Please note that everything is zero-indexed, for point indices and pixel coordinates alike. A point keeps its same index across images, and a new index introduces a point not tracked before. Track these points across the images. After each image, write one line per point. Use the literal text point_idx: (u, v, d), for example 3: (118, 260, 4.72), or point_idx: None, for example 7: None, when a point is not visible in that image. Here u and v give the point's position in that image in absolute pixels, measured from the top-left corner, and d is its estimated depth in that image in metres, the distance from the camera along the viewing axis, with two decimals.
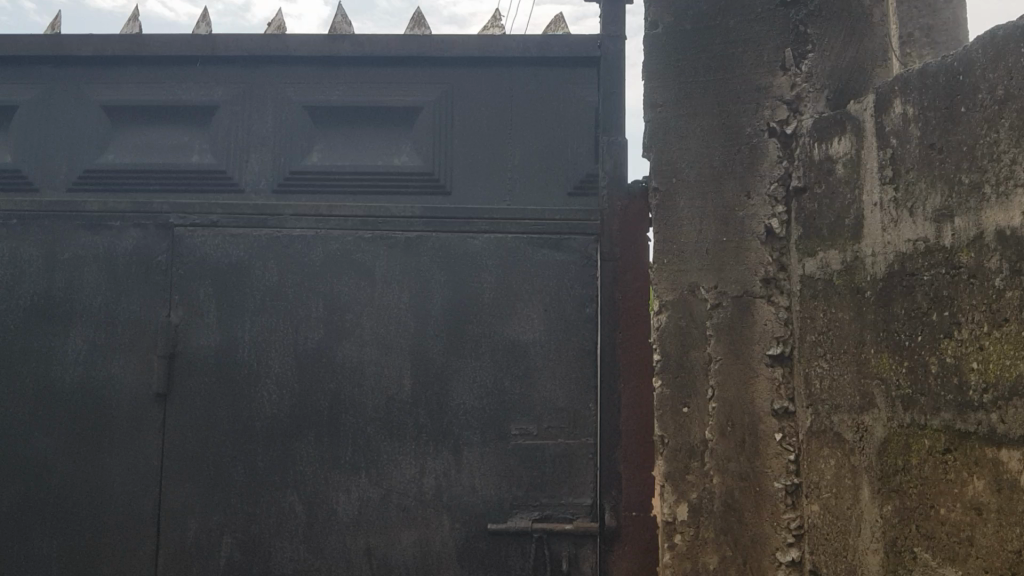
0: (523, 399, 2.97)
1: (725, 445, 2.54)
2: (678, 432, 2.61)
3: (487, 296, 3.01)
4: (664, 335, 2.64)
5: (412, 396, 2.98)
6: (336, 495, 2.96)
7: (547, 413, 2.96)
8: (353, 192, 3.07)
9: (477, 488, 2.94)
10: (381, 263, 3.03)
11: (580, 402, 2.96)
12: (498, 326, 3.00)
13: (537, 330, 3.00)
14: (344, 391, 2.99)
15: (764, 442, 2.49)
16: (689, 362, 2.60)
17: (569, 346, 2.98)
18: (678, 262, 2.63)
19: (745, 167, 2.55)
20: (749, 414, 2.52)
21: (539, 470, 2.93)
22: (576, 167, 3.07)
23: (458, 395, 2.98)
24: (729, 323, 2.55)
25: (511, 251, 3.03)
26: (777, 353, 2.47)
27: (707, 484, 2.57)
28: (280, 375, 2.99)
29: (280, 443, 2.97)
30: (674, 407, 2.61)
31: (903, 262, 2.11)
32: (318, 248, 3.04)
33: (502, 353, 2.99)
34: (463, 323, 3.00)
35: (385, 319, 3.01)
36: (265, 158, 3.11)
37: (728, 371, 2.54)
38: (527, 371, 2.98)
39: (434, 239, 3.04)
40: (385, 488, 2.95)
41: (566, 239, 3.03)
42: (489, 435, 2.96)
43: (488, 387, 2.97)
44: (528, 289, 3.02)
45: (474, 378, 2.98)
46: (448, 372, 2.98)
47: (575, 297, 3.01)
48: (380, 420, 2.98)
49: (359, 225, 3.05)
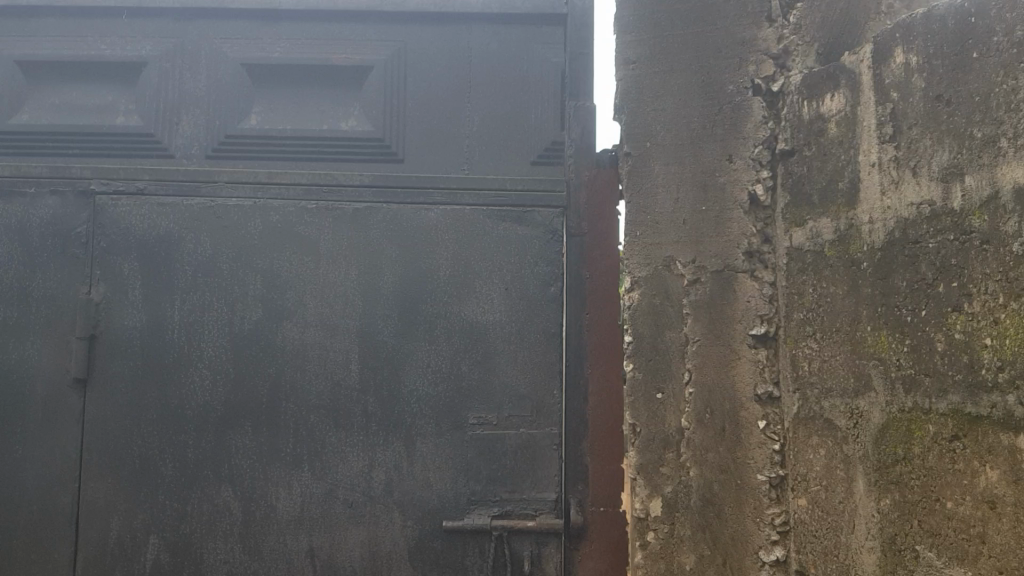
0: (481, 385, 2.72)
1: (703, 434, 2.31)
2: (651, 420, 2.39)
3: (443, 273, 2.76)
4: (636, 315, 2.42)
5: (360, 382, 2.72)
6: (275, 492, 2.69)
7: (508, 401, 2.72)
8: (297, 158, 2.80)
9: (431, 483, 2.69)
10: (327, 237, 2.76)
11: (545, 389, 2.72)
12: (455, 306, 2.75)
13: (499, 310, 2.76)
14: (284, 377, 2.71)
15: (747, 430, 2.25)
16: (664, 343, 2.38)
17: (532, 328, 2.75)
18: (652, 234, 2.41)
19: (726, 129, 2.32)
20: (730, 400, 2.28)
21: (498, 463, 2.69)
22: (541, 133, 2.84)
23: (410, 381, 2.72)
24: (709, 300, 2.32)
25: (469, 225, 2.79)
26: (762, 333, 2.23)
27: (684, 476, 2.34)
28: (214, 359, 2.71)
29: (214, 434, 2.69)
30: (646, 394, 2.40)
31: (905, 229, 1.89)
32: (256, 220, 2.76)
33: (460, 335, 2.74)
34: (416, 302, 2.75)
35: (331, 298, 2.74)
36: (199, 121, 2.83)
37: (707, 353, 2.31)
38: (487, 355, 2.74)
39: (384, 210, 2.78)
40: (330, 482, 2.69)
41: (529, 212, 2.80)
42: (445, 425, 2.71)
43: (444, 372, 2.72)
44: (487, 265, 2.77)
45: (428, 362, 2.73)
46: (401, 355, 2.73)
47: (538, 275, 2.78)
48: (325, 409, 2.71)
49: (301, 194, 2.78)
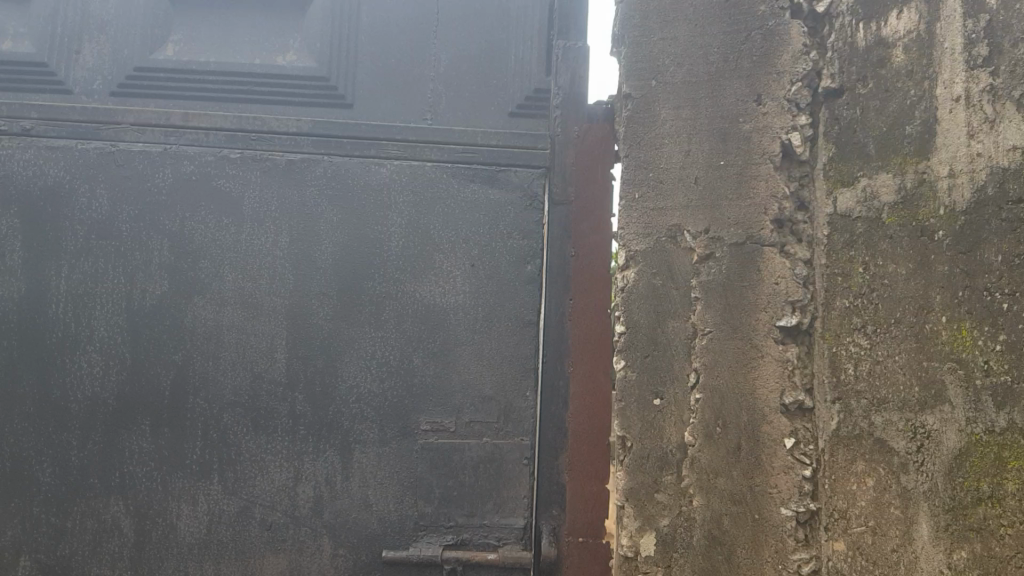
0: (436, 383, 2.22)
1: (712, 453, 1.77)
2: (645, 432, 1.85)
3: (394, 244, 2.24)
4: (630, 300, 1.89)
5: (287, 375, 2.21)
6: (177, 508, 2.19)
7: (468, 404, 2.21)
8: (221, 98, 2.30)
9: (370, 502, 2.19)
10: (252, 194, 2.24)
11: (514, 390, 2.22)
12: (407, 284, 2.24)
13: (461, 291, 2.24)
14: (192, 364, 2.20)
15: (769, 450, 1.73)
16: (665, 336, 1.85)
17: (503, 315, 2.25)
18: (655, 197, 1.88)
19: (754, 61, 1.81)
20: (748, 411, 1.75)
21: (454, 481, 2.19)
22: (522, 78, 2.33)
23: (349, 373, 2.21)
24: (725, 281, 1.79)
25: (429, 185, 2.26)
26: (791, 324, 1.71)
27: (684, 507, 1.80)
28: (106, 341, 2.20)
29: (103, 434, 2.19)
30: (641, 399, 1.86)
31: (1005, 186, 1.48)
32: (166, 171, 2.25)
33: (413, 320, 2.23)
34: (360, 278, 2.23)
35: (255, 270, 2.22)
36: (103, 49, 2.33)
37: (721, 350, 1.78)
38: (445, 346, 2.23)
39: (325, 162, 2.26)
40: (244, 498, 2.19)
41: (503, 172, 2.29)
42: (393, 431, 2.20)
43: (392, 366, 2.22)
44: (449, 236, 2.26)
45: (373, 353, 2.22)
46: (338, 342, 2.22)
47: (512, 251, 2.26)
48: (242, 407, 2.20)
49: (223, 139, 2.26)
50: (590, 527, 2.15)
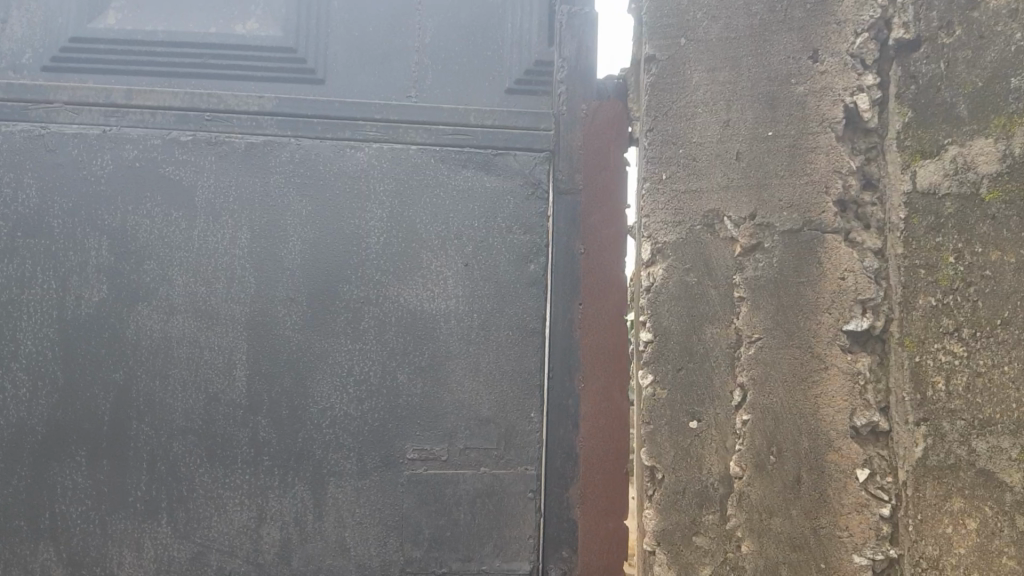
0: (424, 404, 1.89)
1: (765, 488, 1.45)
2: (679, 462, 1.52)
3: (374, 241, 1.91)
4: (659, 302, 1.56)
5: (247, 396, 1.87)
6: (120, 555, 1.84)
7: (463, 428, 1.89)
8: (172, 72, 1.96)
9: (348, 545, 1.86)
10: (207, 184, 1.91)
11: (516, 412, 1.91)
12: (389, 288, 1.91)
13: (454, 296, 1.92)
14: (136, 384, 1.86)
15: (837, 484, 1.41)
16: (701, 345, 1.52)
17: (502, 323, 1.92)
18: (688, 177, 1.55)
19: (807, 10, 1.49)
20: (809, 435, 1.43)
21: (448, 519, 1.87)
22: (520, 49, 2.01)
23: (322, 393, 1.88)
24: (776, 278, 1.47)
25: (415, 172, 1.93)
26: (861, 328, 1.41)
27: (730, 554, 1.47)
28: (35, 358, 1.85)
29: (30, 468, 1.84)
30: (674, 422, 1.53)
31: None
32: (105, 156, 1.91)
33: (398, 330, 1.90)
34: (334, 281, 1.90)
35: (210, 272, 1.89)
36: (34, 17, 1.98)
37: (774, 361, 1.46)
38: (436, 360, 1.90)
39: (292, 144, 1.93)
40: (199, 542, 1.85)
41: (501, 156, 1.96)
42: (374, 461, 1.88)
43: (373, 384, 1.89)
44: (438, 232, 1.92)
45: (350, 369, 1.89)
46: (308, 355, 1.88)
47: (512, 248, 1.94)
48: (195, 435, 1.86)
49: (172, 120, 1.93)
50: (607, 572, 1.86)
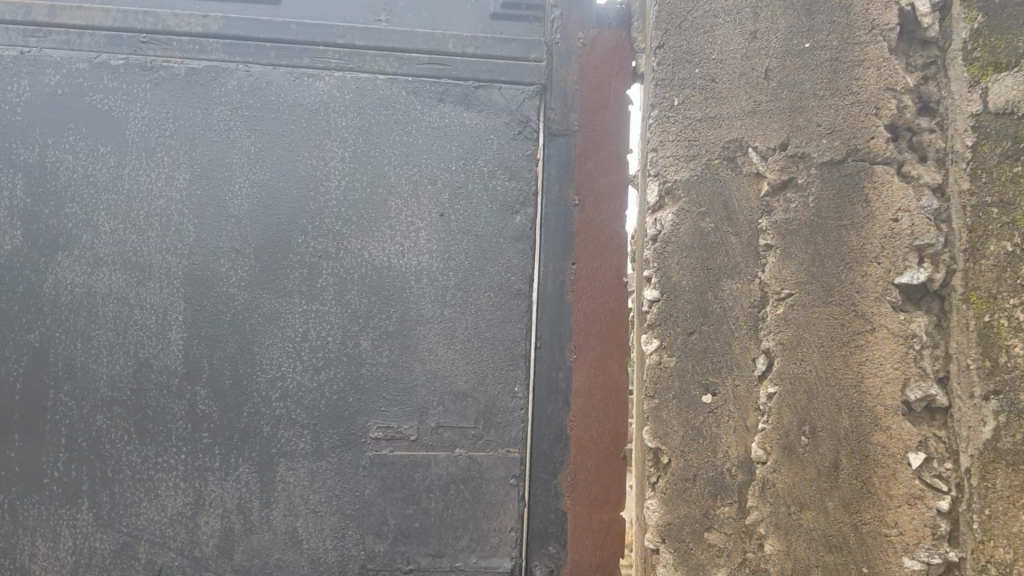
0: (390, 374, 1.63)
1: (794, 476, 1.20)
2: (689, 443, 1.26)
3: (334, 185, 1.64)
4: (668, 253, 1.29)
5: (185, 362, 1.61)
6: (33, 546, 1.58)
7: (435, 403, 1.63)
8: None
9: (300, 538, 1.60)
10: (140, 115, 1.64)
11: (497, 386, 1.64)
12: (351, 240, 1.64)
13: (426, 251, 1.65)
14: (54, 347, 1.59)
15: (884, 471, 1.16)
16: (718, 304, 1.26)
17: (482, 282, 1.65)
18: (706, 100, 1.29)
19: None
20: (850, 412, 1.18)
21: (418, 508, 1.61)
22: None
23: (272, 360, 1.62)
24: (812, 222, 1.21)
25: (382, 106, 1.67)
26: (916, 281, 1.16)
27: (750, 554, 1.23)
28: None
29: None
30: (684, 396, 1.27)
31: None
32: (22, 82, 1.63)
33: (360, 288, 1.63)
34: (286, 231, 1.63)
35: (141, 218, 1.62)
36: None
37: (808, 323, 1.20)
38: (404, 324, 1.64)
39: (240, 71, 1.66)
40: (127, 532, 1.59)
41: (483, 90, 1.69)
42: (332, 440, 1.61)
43: (331, 351, 1.62)
44: (409, 175, 1.66)
45: (304, 334, 1.62)
46: (256, 317, 1.62)
47: (495, 197, 1.67)
48: (123, 407, 1.59)
49: (102, 41, 1.65)
50: (601, 570, 1.64)
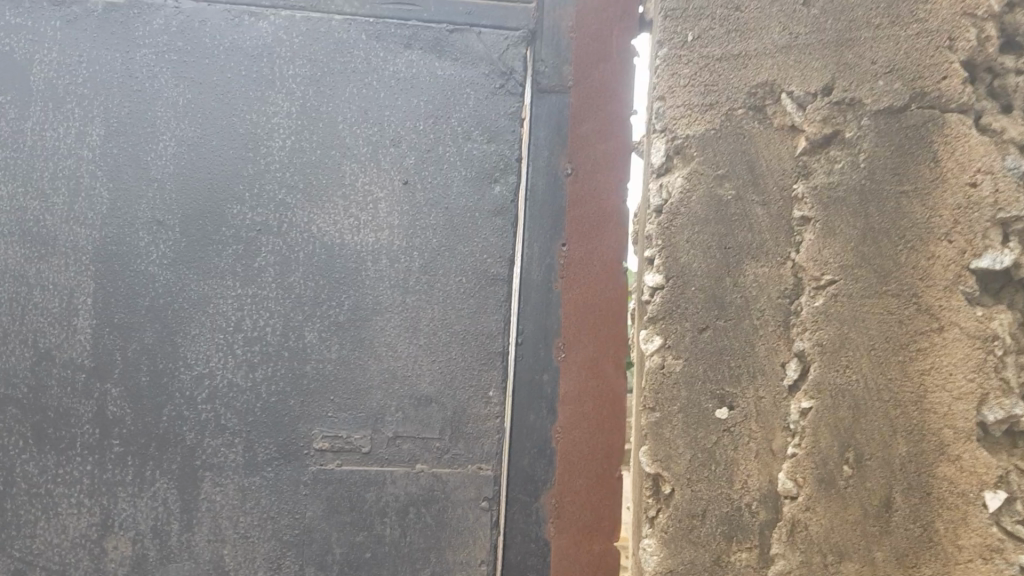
0: (340, 373, 1.36)
1: (833, 517, 0.93)
2: (697, 470, 1.00)
3: (279, 145, 1.36)
4: (677, 226, 1.02)
5: (93, 355, 1.34)
6: None
7: (393, 409, 1.36)
8: None
9: (227, 568, 1.34)
10: (47, 58, 1.36)
11: (468, 390, 1.37)
12: (296, 212, 1.36)
13: (386, 226, 1.37)
14: None
15: (951, 513, 0.90)
16: (738, 292, 0.99)
17: (452, 264, 1.38)
18: (729, 32, 1.01)
19: None
20: (909, 436, 0.91)
21: (368, 535, 1.36)
22: None
23: (198, 354, 1.35)
24: (864, 190, 0.94)
25: (338, 51, 1.38)
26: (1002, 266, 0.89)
27: None
28: None
29: None
30: (693, 409, 1.00)
31: None
32: None
33: (306, 269, 1.36)
34: (218, 199, 1.35)
35: (45, 182, 1.35)
36: None
37: (856, 320, 0.94)
38: (357, 315, 1.36)
39: (168, 6, 1.37)
40: (21, 556, 1.33)
41: (460, 35, 1.41)
42: (268, 451, 1.35)
43: (270, 344, 1.35)
44: (367, 134, 1.37)
45: (238, 323, 1.35)
46: (181, 301, 1.35)
47: (470, 163, 1.40)
48: (17, 407, 1.33)
49: None
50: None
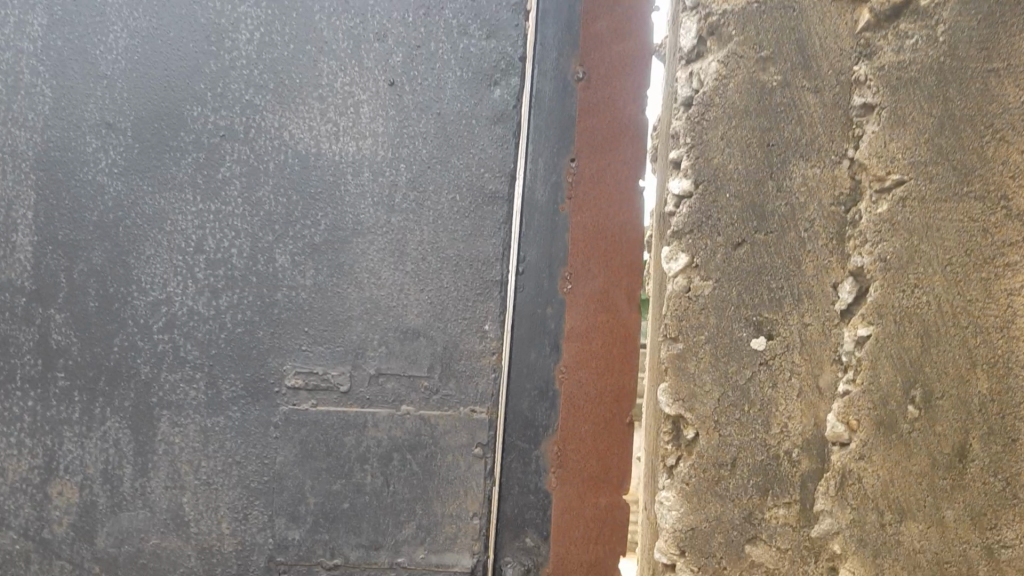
0: (315, 302, 1.19)
1: (893, 466, 0.79)
2: (727, 412, 0.84)
3: (246, 37, 1.18)
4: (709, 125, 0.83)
5: (34, 277, 1.18)
6: None
7: (375, 343, 1.20)
8: None
9: (187, 519, 1.19)
10: None
11: (461, 323, 1.21)
12: (266, 115, 1.18)
13: (369, 133, 1.20)
14: None
15: None
16: (783, 197, 0.82)
17: (444, 179, 1.20)
18: None
19: None
20: (990, 369, 0.77)
21: (347, 485, 1.20)
22: None
23: (153, 278, 1.18)
24: (946, 69, 0.77)
25: None
26: None
27: None
28: None
29: None
30: (724, 339, 0.83)
31: None
32: None
33: (277, 182, 1.19)
34: (178, 100, 1.18)
35: None
36: None
37: (930, 230, 0.77)
38: (335, 236, 1.19)
39: None
40: None
41: None
42: (234, 388, 1.19)
43: (235, 268, 1.19)
44: (347, 26, 1.18)
45: (200, 243, 1.18)
46: (134, 217, 1.18)
47: (467, 62, 1.21)
48: None
49: None
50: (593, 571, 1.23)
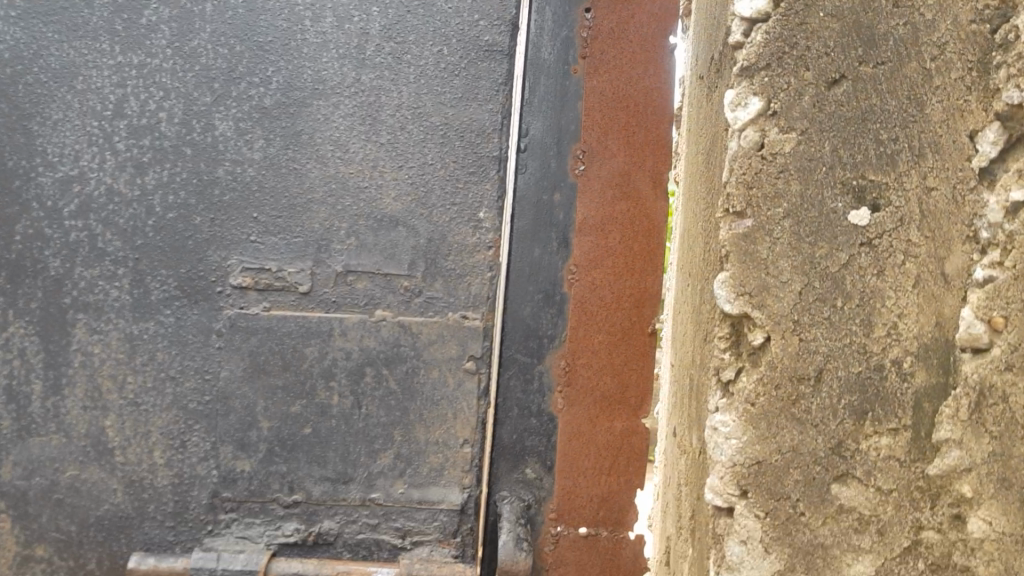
0: (262, 179, 0.98)
1: None
2: (812, 311, 0.47)
3: None
4: None
5: None
6: None
7: (339, 232, 0.99)
8: None
9: (112, 447, 0.97)
10: None
11: (450, 207, 1.00)
12: None
13: None
14: None
15: None
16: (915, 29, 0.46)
17: (427, 28, 1.00)
18: None
19: None
20: None
21: (308, 407, 0.98)
22: None
23: (62, 149, 0.96)
24: None
25: None
26: None
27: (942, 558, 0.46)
28: None
29: None
30: (799, 201, 0.47)
31: None
32: None
33: (216, 28, 0.97)
34: None
35: None
36: None
37: None
38: (289, 98, 0.98)
39: None
40: None
41: None
42: (165, 288, 0.97)
43: (166, 136, 0.97)
44: None
45: (120, 104, 0.96)
46: (36, 72, 0.96)
47: None
48: None
49: None
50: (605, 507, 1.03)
